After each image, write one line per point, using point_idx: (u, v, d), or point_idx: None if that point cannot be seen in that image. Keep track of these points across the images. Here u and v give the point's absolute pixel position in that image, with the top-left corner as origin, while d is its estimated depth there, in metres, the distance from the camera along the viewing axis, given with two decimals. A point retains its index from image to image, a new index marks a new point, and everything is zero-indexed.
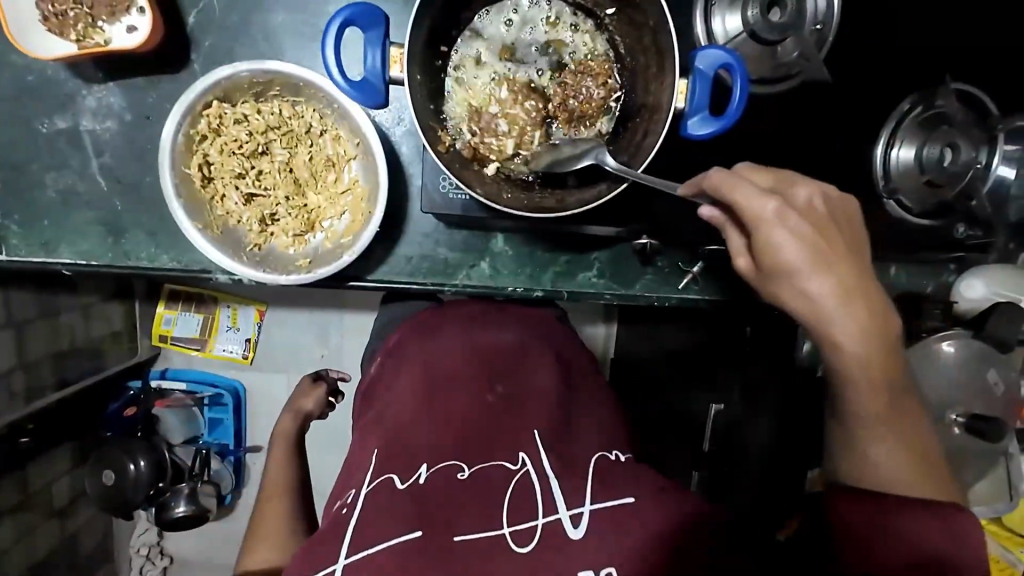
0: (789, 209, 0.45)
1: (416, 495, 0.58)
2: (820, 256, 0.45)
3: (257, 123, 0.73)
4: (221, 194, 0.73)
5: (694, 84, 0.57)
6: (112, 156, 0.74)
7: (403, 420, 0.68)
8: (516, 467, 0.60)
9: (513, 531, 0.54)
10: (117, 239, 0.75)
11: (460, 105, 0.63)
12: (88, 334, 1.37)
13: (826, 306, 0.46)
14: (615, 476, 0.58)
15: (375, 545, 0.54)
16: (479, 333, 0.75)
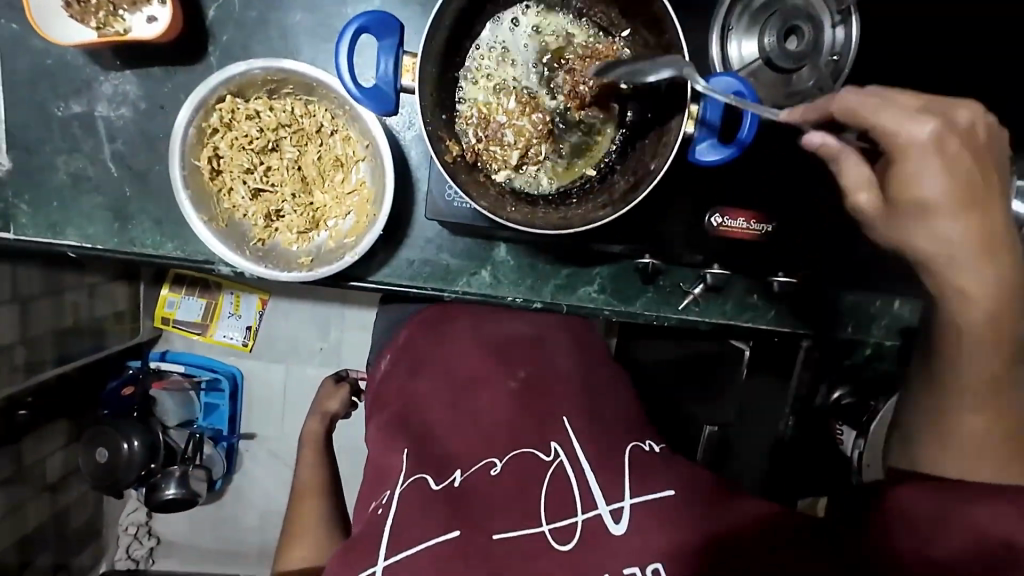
0: (949, 138, 0.40)
1: (453, 496, 0.65)
2: (974, 196, 0.40)
3: (269, 119, 0.73)
4: (229, 187, 0.74)
5: (705, 109, 0.57)
6: (124, 143, 0.75)
7: (430, 421, 0.75)
8: (548, 458, 0.65)
9: (553, 529, 0.59)
10: (124, 225, 0.76)
11: (471, 105, 0.63)
12: (93, 313, 1.38)
13: (960, 253, 0.42)
14: (649, 466, 0.64)
15: (415, 545, 0.62)
16: (494, 326, 0.81)
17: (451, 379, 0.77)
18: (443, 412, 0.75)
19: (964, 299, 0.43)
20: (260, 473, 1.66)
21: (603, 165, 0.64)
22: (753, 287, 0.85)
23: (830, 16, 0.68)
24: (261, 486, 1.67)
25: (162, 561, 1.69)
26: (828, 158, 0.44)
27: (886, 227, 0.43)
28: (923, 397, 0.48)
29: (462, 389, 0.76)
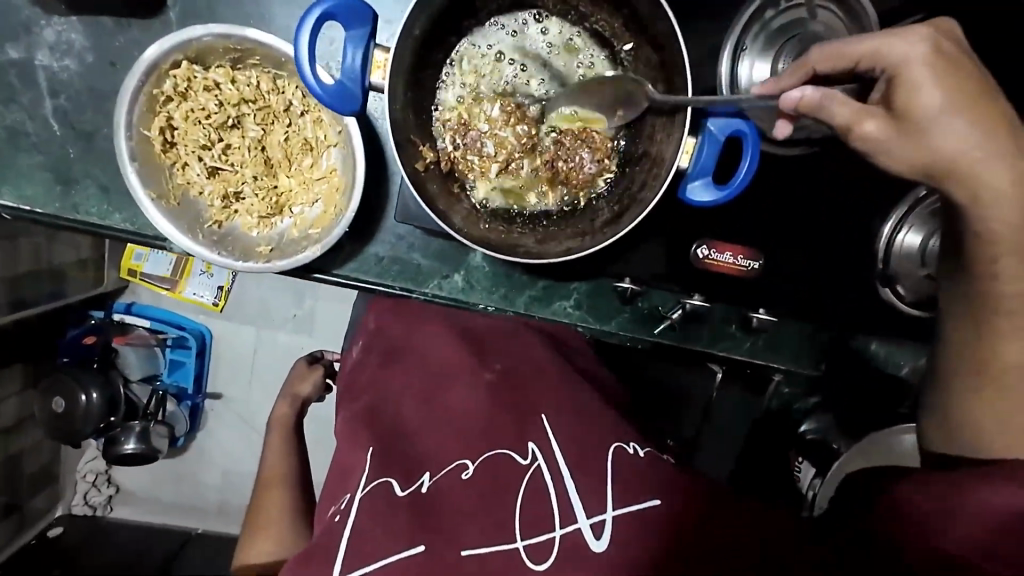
0: (940, 37, 0.44)
1: (420, 502, 0.60)
2: (965, 95, 0.44)
3: (229, 93, 0.68)
4: (183, 162, 0.68)
5: (702, 146, 0.53)
6: (68, 99, 0.68)
7: (402, 420, 0.69)
8: (525, 462, 0.60)
9: (528, 546, 0.54)
10: (66, 189, 0.69)
11: (451, 111, 0.60)
12: (50, 260, 1.29)
13: (987, 157, 0.44)
14: (630, 467, 0.58)
15: (381, 559, 0.55)
16: (466, 314, 0.81)
17: (426, 372, 0.74)
18: (416, 407, 0.70)
19: (998, 240, 0.47)
20: (227, 438, 1.58)
21: (590, 187, 0.61)
22: (733, 314, 0.82)
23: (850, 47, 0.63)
24: (223, 447, 1.58)
25: (119, 509, 1.57)
26: (812, 110, 0.47)
27: (902, 148, 0.45)
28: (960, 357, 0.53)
29: (438, 382, 0.72)
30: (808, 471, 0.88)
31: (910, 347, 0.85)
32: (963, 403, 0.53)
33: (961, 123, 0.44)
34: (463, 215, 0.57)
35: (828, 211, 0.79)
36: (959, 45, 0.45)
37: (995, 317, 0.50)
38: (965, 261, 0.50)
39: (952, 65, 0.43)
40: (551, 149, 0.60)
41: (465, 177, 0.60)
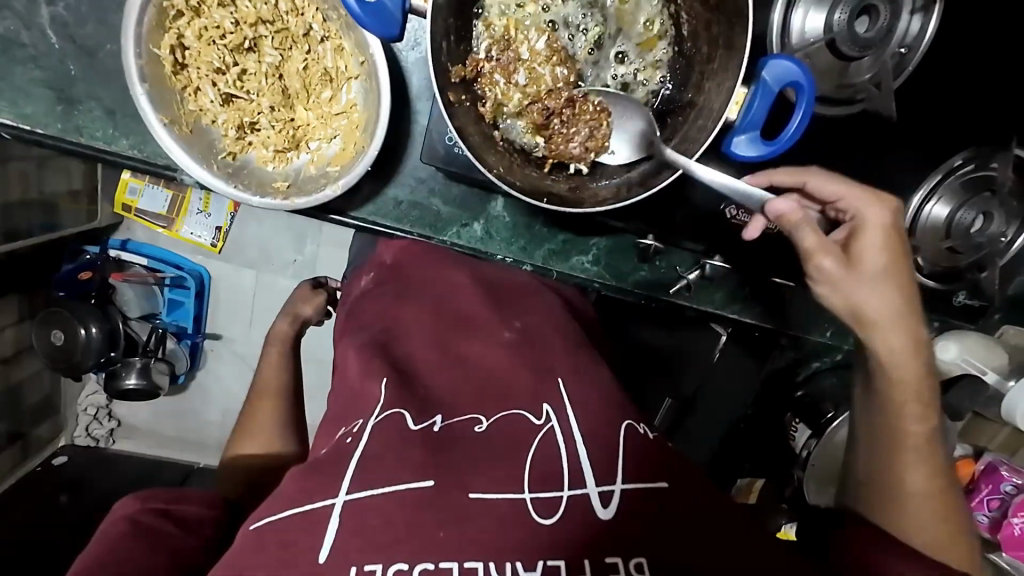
0: (899, 218, 0.55)
1: (433, 440, 0.56)
2: (892, 270, 0.53)
3: (246, 12, 0.63)
4: (196, 87, 0.64)
5: (754, 98, 0.51)
6: (67, 8, 0.63)
7: (415, 360, 0.67)
8: (538, 422, 0.57)
9: (535, 498, 0.51)
10: (69, 110, 0.65)
11: (488, 44, 0.57)
12: (42, 186, 1.24)
13: (897, 323, 0.54)
14: (646, 448, 0.56)
15: (381, 487, 0.51)
16: (485, 265, 0.78)
17: (439, 315, 0.71)
18: (428, 351, 0.67)
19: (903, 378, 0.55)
20: (229, 377, 1.59)
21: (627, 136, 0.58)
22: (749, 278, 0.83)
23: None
24: (223, 384, 1.60)
25: (121, 442, 1.60)
26: (790, 226, 0.54)
27: (846, 288, 0.53)
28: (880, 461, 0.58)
29: (452, 326, 0.70)
30: (805, 432, 0.91)
31: None
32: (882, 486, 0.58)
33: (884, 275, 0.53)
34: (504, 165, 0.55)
35: None
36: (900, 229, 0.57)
37: (905, 448, 0.57)
38: (875, 397, 0.58)
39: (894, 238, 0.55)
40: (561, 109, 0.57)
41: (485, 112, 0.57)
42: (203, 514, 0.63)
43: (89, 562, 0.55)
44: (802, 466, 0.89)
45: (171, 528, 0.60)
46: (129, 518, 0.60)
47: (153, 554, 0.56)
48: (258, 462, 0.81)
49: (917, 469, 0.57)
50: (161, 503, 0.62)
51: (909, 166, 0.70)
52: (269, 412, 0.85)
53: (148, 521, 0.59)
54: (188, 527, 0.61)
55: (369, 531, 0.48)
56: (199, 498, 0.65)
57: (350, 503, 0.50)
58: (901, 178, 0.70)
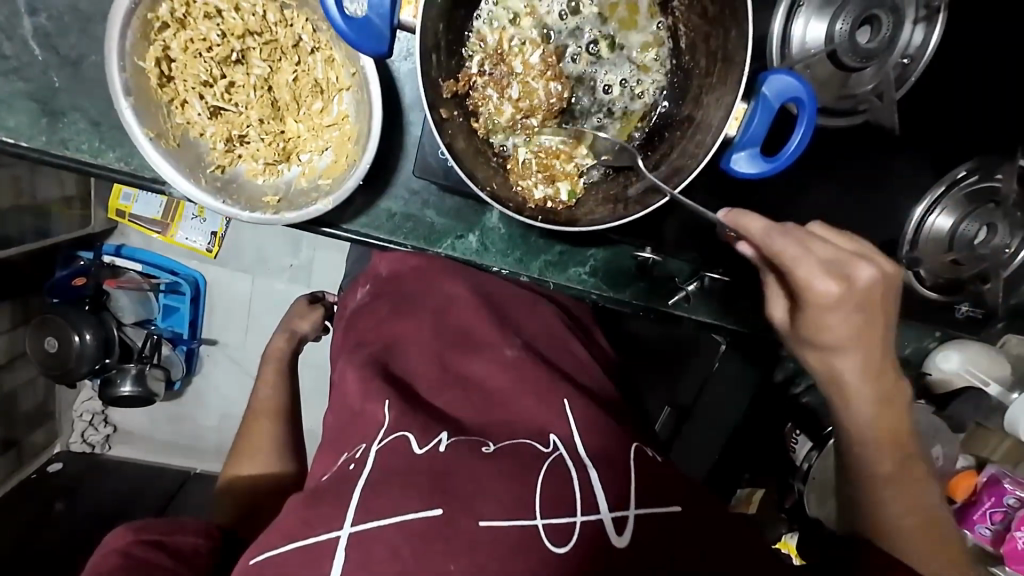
0: (855, 293, 0.47)
1: (438, 461, 0.55)
2: (854, 336, 0.51)
3: (233, 22, 0.62)
4: (183, 99, 0.62)
5: (754, 113, 0.49)
6: (50, 19, 0.62)
7: (418, 378, 0.69)
8: (546, 450, 0.59)
9: (547, 526, 0.51)
10: (54, 122, 0.64)
11: (483, 58, 0.55)
12: (33, 193, 1.23)
13: (846, 378, 0.55)
14: (655, 471, 0.59)
15: (391, 516, 0.50)
16: (486, 279, 0.80)
17: (441, 332, 0.73)
18: (430, 366, 0.69)
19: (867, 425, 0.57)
20: (226, 383, 1.58)
21: None
22: (749, 288, 0.82)
23: (913, 9, 0.59)
24: (220, 390, 1.58)
25: (117, 448, 1.59)
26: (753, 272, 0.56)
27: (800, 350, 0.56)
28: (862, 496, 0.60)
29: (454, 346, 0.72)
30: (805, 444, 0.89)
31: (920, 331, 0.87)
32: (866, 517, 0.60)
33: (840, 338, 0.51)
34: (523, 186, 0.56)
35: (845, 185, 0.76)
36: (870, 294, 0.48)
37: (878, 483, 0.58)
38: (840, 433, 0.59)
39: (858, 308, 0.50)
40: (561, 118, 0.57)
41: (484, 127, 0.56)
42: (199, 543, 0.62)
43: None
44: (802, 479, 0.88)
45: (164, 562, 0.58)
46: (119, 550, 0.58)
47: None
48: (250, 476, 0.80)
49: (892, 500, 0.58)
50: (152, 534, 0.60)
51: (915, 177, 0.68)
52: (266, 425, 0.84)
53: (141, 553, 0.58)
54: (181, 559, 0.60)
55: (376, 561, 0.48)
56: (194, 530, 0.63)
57: (355, 535, 0.49)
58: (905, 189, 0.69)
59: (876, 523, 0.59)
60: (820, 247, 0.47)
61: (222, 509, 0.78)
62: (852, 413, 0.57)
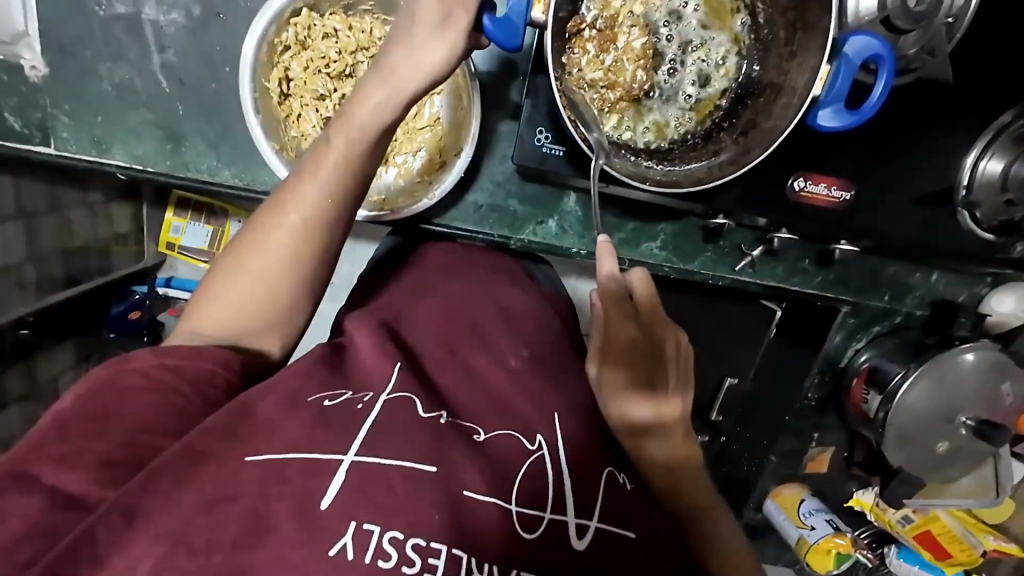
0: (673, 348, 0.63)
1: (442, 429, 0.50)
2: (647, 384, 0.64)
3: (346, 40, 0.67)
4: (298, 114, 0.68)
5: (838, 72, 0.57)
6: (176, 54, 0.68)
7: (419, 352, 0.63)
8: (531, 447, 0.52)
9: (520, 512, 0.47)
10: (176, 147, 0.70)
11: (589, 42, 0.60)
12: (91, 231, 1.13)
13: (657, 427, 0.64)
14: (624, 499, 0.53)
15: (390, 459, 0.45)
16: (505, 293, 0.72)
17: (453, 319, 0.67)
18: (436, 346, 0.63)
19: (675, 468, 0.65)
20: None
21: (709, 123, 0.64)
22: (806, 249, 0.88)
23: None
24: None
25: None
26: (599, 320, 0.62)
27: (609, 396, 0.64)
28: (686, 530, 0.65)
29: (463, 336, 0.65)
30: (877, 398, 0.92)
31: (972, 277, 0.93)
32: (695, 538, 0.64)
33: (649, 410, 0.64)
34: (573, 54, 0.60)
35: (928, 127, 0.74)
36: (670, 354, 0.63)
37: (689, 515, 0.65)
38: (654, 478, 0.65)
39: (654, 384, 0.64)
40: (656, 94, 0.63)
41: (595, 101, 0.61)
42: (215, 375, 0.52)
43: (92, 409, 0.47)
44: (881, 430, 0.89)
45: (185, 390, 0.50)
46: (142, 371, 0.50)
47: (163, 419, 0.48)
48: (219, 322, 0.57)
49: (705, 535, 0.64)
50: (173, 359, 0.51)
51: (964, 127, 0.74)
52: (267, 266, 0.57)
53: (159, 375, 0.50)
54: (200, 390, 0.51)
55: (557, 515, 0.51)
56: (217, 356, 0.53)
57: (359, 464, 0.44)
58: (958, 138, 0.74)
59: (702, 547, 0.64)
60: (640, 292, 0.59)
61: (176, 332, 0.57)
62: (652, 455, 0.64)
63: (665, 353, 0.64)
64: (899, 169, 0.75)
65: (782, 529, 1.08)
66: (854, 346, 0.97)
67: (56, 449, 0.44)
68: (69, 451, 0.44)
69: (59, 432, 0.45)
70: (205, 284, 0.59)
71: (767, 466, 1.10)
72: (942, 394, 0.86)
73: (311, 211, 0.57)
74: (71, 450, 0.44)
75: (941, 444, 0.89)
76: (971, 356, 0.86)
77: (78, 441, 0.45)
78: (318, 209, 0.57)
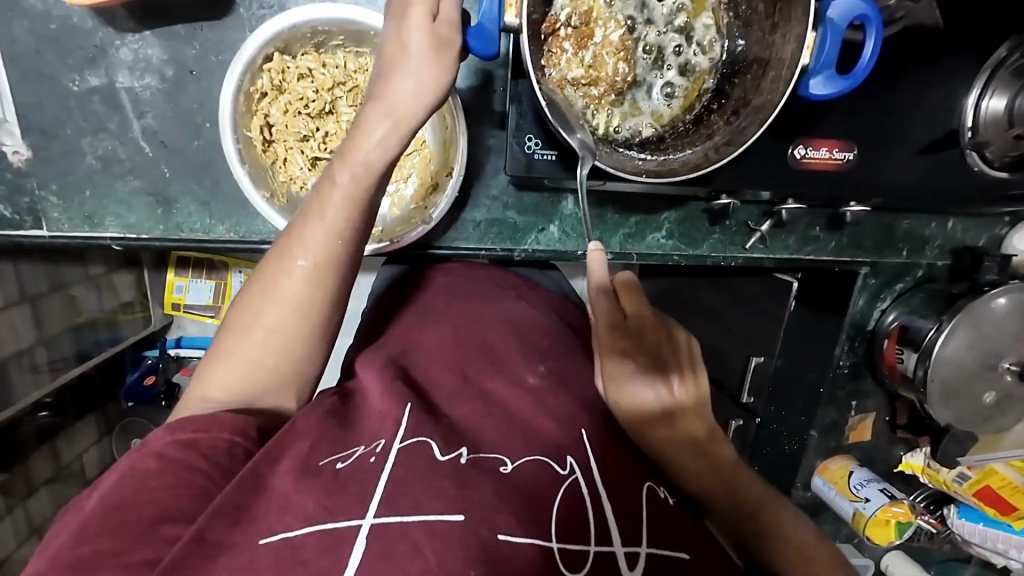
0: (672, 338, 0.61)
1: (461, 474, 0.45)
2: (653, 372, 0.60)
3: (323, 78, 0.67)
4: (284, 158, 0.68)
5: (824, 38, 0.56)
6: (155, 117, 0.68)
7: (432, 386, 0.58)
8: (562, 472, 0.47)
9: (562, 549, 0.42)
10: (167, 210, 0.70)
11: (565, 41, 0.59)
12: (97, 305, 1.12)
13: (672, 414, 0.59)
14: (666, 515, 0.47)
15: (412, 515, 0.41)
16: (508, 308, 0.70)
17: (462, 346, 0.63)
18: (448, 377, 0.59)
19: (703, 454, 0.58)
20: None
21: (699, 105, 0.62)
22: (816, 216, 0.85)
23: None
24: None
25: None
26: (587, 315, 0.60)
27: (617, 398, 0.59)
28: (733, 522, 0.58)
29: (473, 360, 0.61)
30: (912, 356, 0.88)
31: (991, 218, 0.91)
32: (746, 528, 0.57)
33: (657, 403, 0.58)
34: (554, 50, 0.59)
35: (922, 74, 0.72)
36: (669, 341, 0.61)
37: (734, 509, 0.58)
38: (687, 473, 0.58)
39: (660, 372, 0.60)
40: (640, 83, 0.62)
41: (581, 100, 0.60)
42: (235, 445, 0.50)
43: (109, 503, 0.45)
44: (923, 389, 0.86)
45: (202, 466, 0.48)
46: (157, 453, 0.48)
47: (183, 503, 0.45)
48: (234, 380, 0.55)
49: (755, 528, 0.57)
50: (189, 433, 0.49)
51: (961, 69, 0.72)
52: (278, 315, 0.56)
53: (173, 454, 0.48)
54: (218, 464, 0.49)
55: None
56: (231, 424, 0.51)
57: (378, 527, 0.40)
58: (954, 81, 0.73)
59: (756, 541, 0.56)
60: (622, 279, 0.59)
61: (191, 395, 0.56)
62: (672, 446, 0.58)
63: (663, 342, 0.60)
64: (900, 120, 0.73)
65: (835, 505, 1.04)
66: (880, 307, 0.94)
67: (75, 555, 0.42)
68: (89, 556, 0.42)
69: (78, 535, 0.43)
70: (217, 343, 0.57)
71: (809, 444, 1.06)
72: (981, 341, 0.83)
73: (320, 258, 0.56)
74: (90, 555, 0.42)
75: (988, 394, 0.86)
76: (1004, 300, 0.82)
77: (97, 539, 0.43)
78: (327, 256, 0.56)
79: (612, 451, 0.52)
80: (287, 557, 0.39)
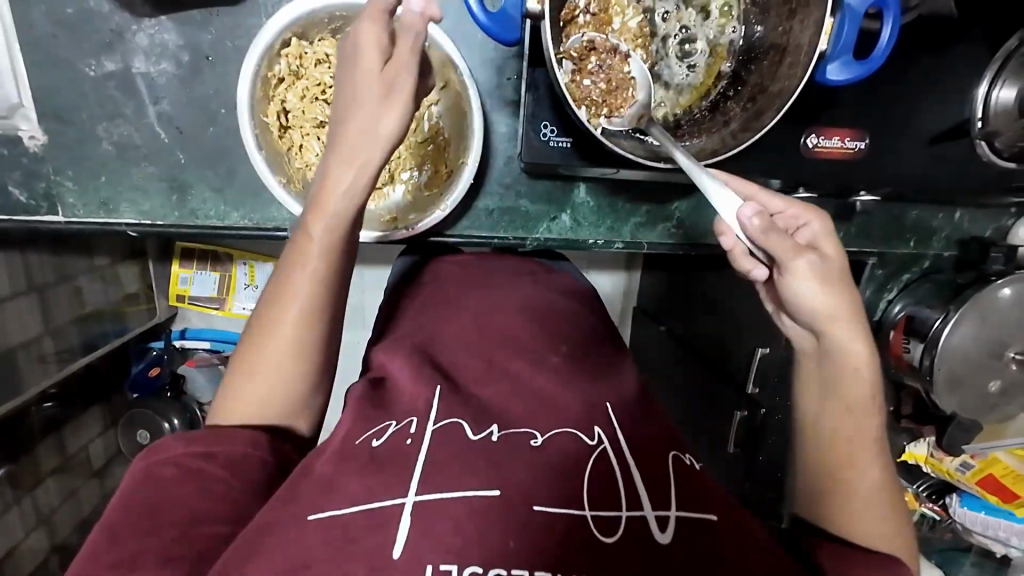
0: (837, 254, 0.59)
1: (496, 451, 0.45)
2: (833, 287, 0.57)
3: None
4: (300, 144, 0.68)
5: (843, 24, 0.56)
6: (171, 103, 0.68)
7: (459, 369, 0.59)
8: (590, 443, 0.48)
9: (595, 516, 0.42)
10: (182, 196, 0.70)
11: (585, 27, 0.60)
12: (104, 297, 1.11)
13: (840, 323, 0.58)
14: (694, 481, 0.48)
15: (451, 492, 0.42)
16: (527, 293, 0.71)
17: (483, 332, 0.64)
18: (473, 360, 0.59)
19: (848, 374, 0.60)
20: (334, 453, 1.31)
21: (715, 93, 0.63)
22: (824, 206, 0.86)
23: None
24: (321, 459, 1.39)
25: None
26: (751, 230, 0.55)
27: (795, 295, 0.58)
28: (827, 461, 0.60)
29: (498, 345, 0.61)
30: (918, 347, 0.88)
31: (997, 210, 0.92)
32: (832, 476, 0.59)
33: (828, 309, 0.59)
34: (573, 35, 0.59)
35: (933, 64, 0.73)
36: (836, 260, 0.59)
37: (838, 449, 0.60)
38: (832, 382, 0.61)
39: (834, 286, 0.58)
40: (657, 70, 0.62)
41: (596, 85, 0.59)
42: (251, 454, 0.51)
43: (135, 509, 0.45)
44: (929, 378, 0.86)
45: (221, 475, 0.48)
46: (174, 461, 0.49)
47: (209, 508, 0.46)
48: (249, 391, 0.56)
49: (857, 471, 0.59)
50: (205, 446, 0.50)
51: (972, 59, 0.73)
52: (291, 317, 0.56)
53: (193, 464, 0.48)
54: (237, 473, 0.49)
55: None
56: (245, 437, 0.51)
57: (421, 505, 0.41)
58: (964, 71, 0.73)
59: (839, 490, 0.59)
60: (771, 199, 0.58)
61: (211, 406, 0.57)
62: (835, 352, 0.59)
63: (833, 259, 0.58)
64: (912, 110, 0.73)
65: None
66: (887, 298, 0.95)
67: (113, 557, 0.43)
68: (128, 556, 0.42)
69: (109, 540, 0.44)
70: (236, 361, 0.57)
71: None
72: (988, 330, 0.84)
73: (319, 262, 0.56)
74: (127, 557, 0.42)
75: (993, 383, 0.87)
76: (1009, 291, 0.83)
77: (132, 543, 0.43)
78: (326, 259, 0.56)
79: (637, 424, 0.53)
80: (329, 533, 0.40)
